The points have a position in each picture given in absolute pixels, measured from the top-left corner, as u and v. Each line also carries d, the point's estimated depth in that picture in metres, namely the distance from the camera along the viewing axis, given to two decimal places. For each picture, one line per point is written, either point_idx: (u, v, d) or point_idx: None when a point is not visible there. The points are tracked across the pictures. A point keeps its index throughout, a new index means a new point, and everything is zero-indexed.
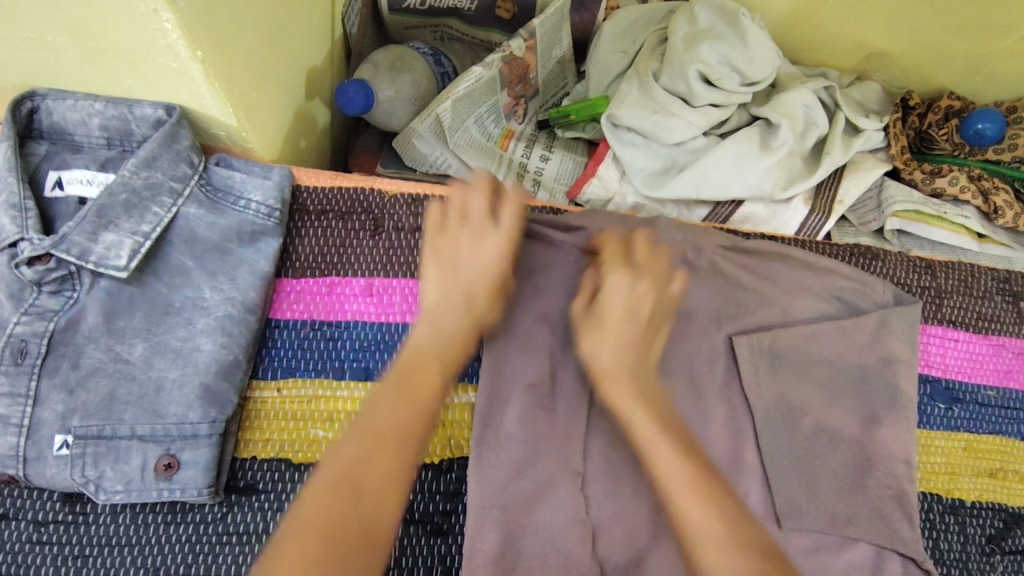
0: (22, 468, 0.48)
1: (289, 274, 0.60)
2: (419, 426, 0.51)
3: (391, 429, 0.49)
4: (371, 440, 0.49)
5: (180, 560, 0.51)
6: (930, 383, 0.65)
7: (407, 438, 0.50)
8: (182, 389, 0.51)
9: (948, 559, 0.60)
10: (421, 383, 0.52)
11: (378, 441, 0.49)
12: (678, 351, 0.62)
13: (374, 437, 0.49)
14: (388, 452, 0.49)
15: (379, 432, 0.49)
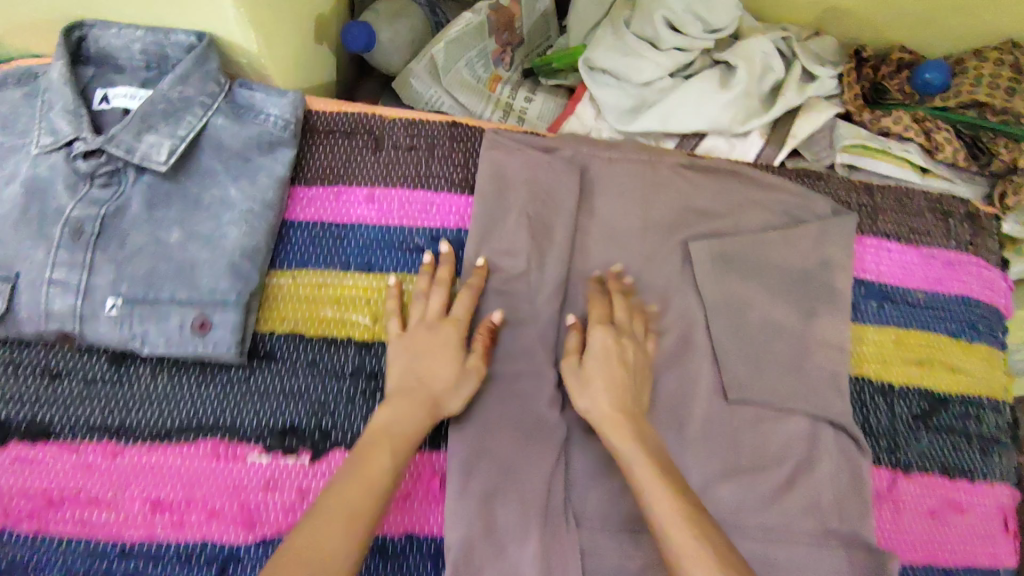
0: (78, 325, 0.57)
1: (302, 183, 0.69)
2: (378, 492, 0.52)
3: (351, 487, 0.51)
4: (337, 497, 0.50)
5: (211, 412, 0.61)
6: (864, 284, 0.74)
7: (369, 494, 0.51)
8: (213, 266, 0.60)
9: (876, 431, 0.69)
10: (377, 454, 0.54)
11: (344, 504, 0.49)
12: (642, 253, 0.70)
13: (341, 495, 0.50)
14: (357, 508, 0.50)
15: (341, 492, 0.50)
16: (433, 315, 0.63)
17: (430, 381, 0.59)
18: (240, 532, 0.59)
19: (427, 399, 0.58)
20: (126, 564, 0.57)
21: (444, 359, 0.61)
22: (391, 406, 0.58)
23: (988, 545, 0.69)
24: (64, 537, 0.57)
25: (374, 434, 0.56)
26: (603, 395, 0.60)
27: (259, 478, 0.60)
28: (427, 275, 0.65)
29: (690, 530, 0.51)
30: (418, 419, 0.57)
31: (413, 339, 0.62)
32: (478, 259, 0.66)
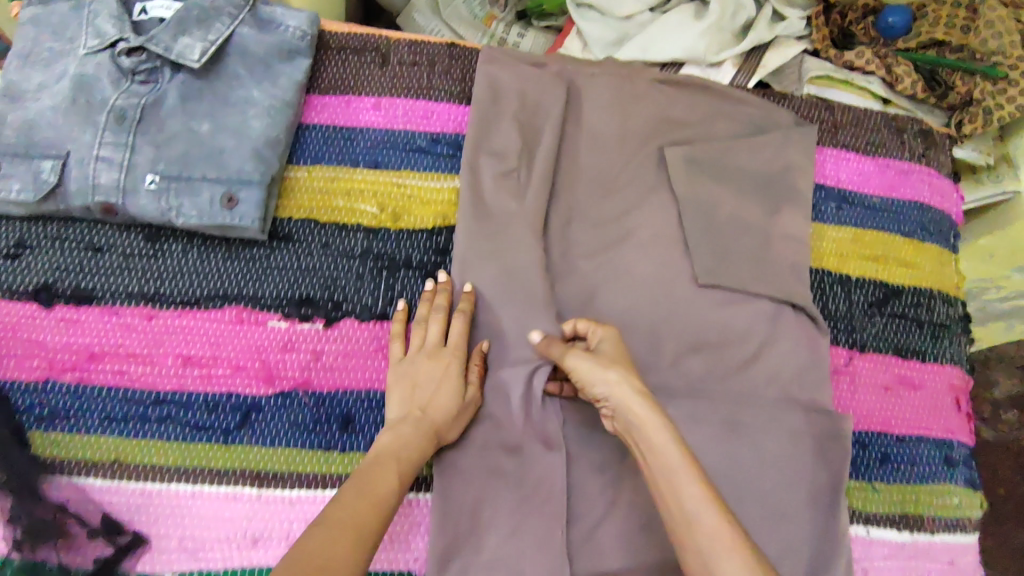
0: (122, 198, 0.65)
1: (316, 92, 0.77)
2: (380, 516, 0.54)
3: (358, 506, 0.53)
4: (341, 512, 0.52)
5: (235, 283, 0.69)
6: (824, 189, 0.81)
7: (374, 515, 0.53)
8: (239, 151, 0.68)
9: (834, 316, 0.77)
10: (382, 476, 0.56)
11: (350, 517, 0.51)
12: (621, 157, 0.78)
13: (347, 511, 0.52)
14: (366, 520, 0.52)
15: (348, 509, 0.52)
16: (432, 344, 0.66)
17: (434, 412, 0.62)
18: (261, 386, 0.66)
19: (429, 426, 0.62)
20: (160, 410, 0.65)
21: (446, 381, 0.64)
22: (397, 432, 0.61)
23: (940, 418, 0.75)
24: (104, 386, 0.65)
25: (380, 458, 0.58)
26: (620, 376, 0.59)
27: (279, 340, 0.68)
28: (427, 303, 0.68)
29: (719, 518, 0.52)
30: (422, 443, 0.61)
31: (409, 372, 0.65)
32: (467, 285, 0.69)
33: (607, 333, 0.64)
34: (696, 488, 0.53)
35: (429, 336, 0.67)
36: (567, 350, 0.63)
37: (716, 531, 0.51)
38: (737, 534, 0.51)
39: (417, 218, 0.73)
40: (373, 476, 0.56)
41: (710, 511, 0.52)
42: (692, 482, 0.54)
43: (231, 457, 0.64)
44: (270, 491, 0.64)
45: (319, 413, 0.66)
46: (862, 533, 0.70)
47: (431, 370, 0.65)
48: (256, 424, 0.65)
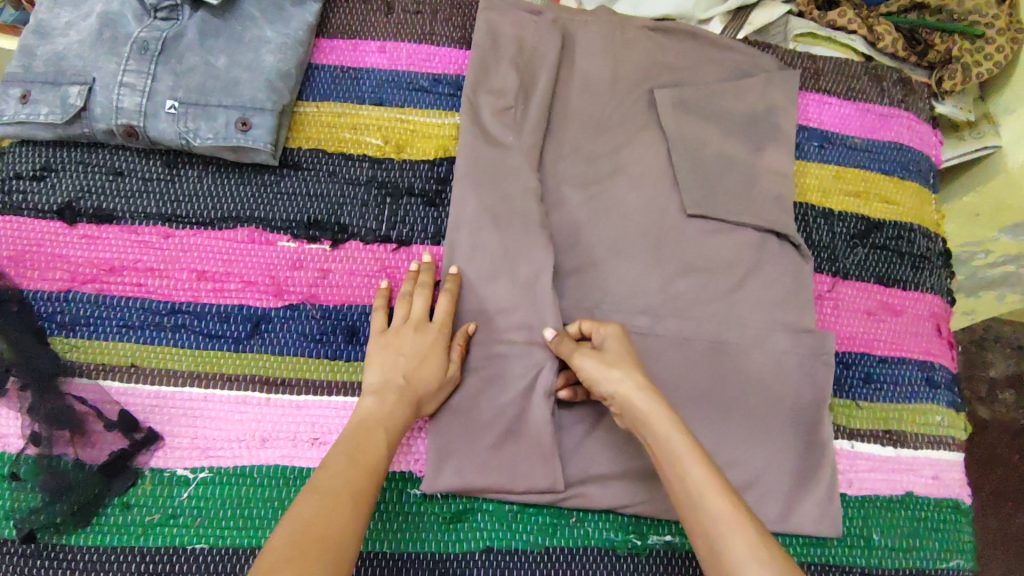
0: (143, 121, 0.70)
1: (326, 36, 0.82)
2: (371, 480, 0.56)
3: (352, 474, 0.55)
4: (333, 480, 0.54)
5: (247, 206, 0.73)
6: (807, 130, 0.86)
7: (364, 480, 0.55)
8: (253, 82, 0.72)
9: (819, 245, 0.80)
10: (370, 443, 0.58)
11: (344, 484, 0.54)
12: (614, 97, 0.82)
13: (337, 479, 0.54)
14: (356, 486, 0.54)
15: (340, 478, 0.54)
16: (417, 317, 0.67)
17: (417, 382, 0.63)
18: (270, 299, 0.70)
19: (412, 395, 0.63)
20: (174, 319, 0.68)
21: (430, 353, 0.65)
22: (383, 400, 0.62)
23: (921, 342, 0.78)
24: (123, 296, 0.68)
25: (365, 424, 0.60)
26: (624, 373, 0.61)
27: (287, 259, 0.71)
28: (411, 281, 0.70)
29: (725, 500, 0.53)
30: (405, 411, 0.62)
31: (392, 343, 0.66)
32: (451, 268, 0.70)
33: (608, 330, 0.65)
34: (704, 476, 0.54)
35: (413, 310, 0.67)
36: (574, 351, 0.64)
37: (723, 514, 0.52)
38: (745, 517, 0.52)
39: (419, 150, 0.78)
40: (362, 444, 0.58)
41: (717, 497, 0.53)
42: (699, 471, 0.54)
43: (241, 363, 0.67)
44: (278, 395, 0.67)
45: (326, 325, 0.70)
46: (848, 447, 0.73)
47: (417, 343, 0.65)
48: (266, 334, 0.69)
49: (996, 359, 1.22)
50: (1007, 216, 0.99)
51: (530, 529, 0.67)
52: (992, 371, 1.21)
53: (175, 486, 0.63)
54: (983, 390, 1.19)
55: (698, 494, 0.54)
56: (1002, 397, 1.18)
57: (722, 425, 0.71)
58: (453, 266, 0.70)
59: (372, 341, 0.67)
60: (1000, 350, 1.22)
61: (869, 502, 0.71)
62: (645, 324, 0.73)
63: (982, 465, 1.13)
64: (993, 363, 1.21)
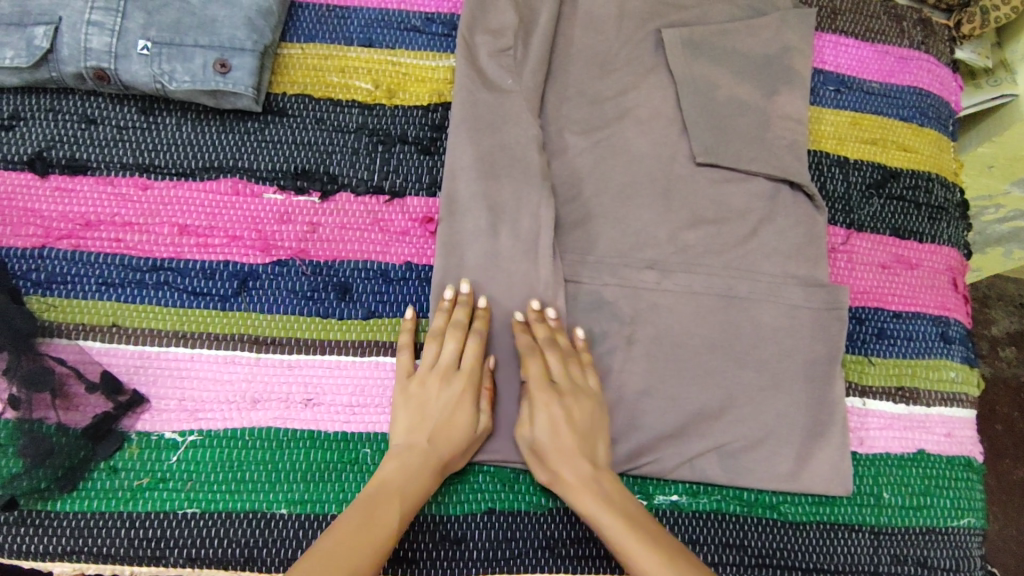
0: (114, 63, 0.65)
1: None
2: (377, 555, 0.52)
3: (353, 546, 0.52)
4: (340, 553, 0.51)
5: (230, 155, 0.68)
6: (823, 74, 0.81)
7: (375, 549, 0.52)
8: (231, 19, 0.67)
9: (833, 195, 0.77)
10: (384, 514, 0.55)
11: (343, 555, 0.51)
12: (619, 39, 0.78)
13: (341, 549, 0.51)
14: (353, 561, 0.51)
15: (343, 547, 0.51)
16: (446, 364, 0.62)
17: (442, 444, 0.60)
18: (258, 255, 0.66)
19: (436, 460, 0.59)
20: (157, 276, 0.64)
21: (458, 410, 0.61)
22: (404, 463, 0.58)
23: (936, 296, 0.75)
24: (101, 253, 0.64)
25: (380, 491, 0.56)
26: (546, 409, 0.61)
27: (275, 212, 0.67)
28: (443, 317, 0.64)
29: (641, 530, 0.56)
30: (427, 477, 0.58)
31: (416, 396, 0.61)
32: (483, 300, 0.65)
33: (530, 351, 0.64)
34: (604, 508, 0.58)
35: (434, 358, 0.63)
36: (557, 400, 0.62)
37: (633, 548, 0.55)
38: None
39: (412, 94, 0.73)
40: (372, 512, 0.54)
41: (634, 539, 0.56)
42: (636, 545, 0.55)
43: (228, 322, 0.64)
44: (268, 355, 0.63)
45: (317, 281, 0.66)
46: (861, 404, 0.71)
47: (444, 404, 0.60)
48: (254, 291, 0.65)
49: (998, 315, 1.20)
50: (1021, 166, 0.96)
51: (533, 490, 0.64)
52: (994, 328, 1.19)
53: (163, 450, 0.61)
54: (984, 347, 1.17)
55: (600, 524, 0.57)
56: (1003, 354, 1.17)
57: (731, 382, 0.68)
58: (462, 284, 0.65)
59: (397, 391, 0.62)
60: (1003, 307, 1.20)
61: (881, 460, 0.70)
62: (653, 279, 0.70)
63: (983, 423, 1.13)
64: (995, 320, 1.19)
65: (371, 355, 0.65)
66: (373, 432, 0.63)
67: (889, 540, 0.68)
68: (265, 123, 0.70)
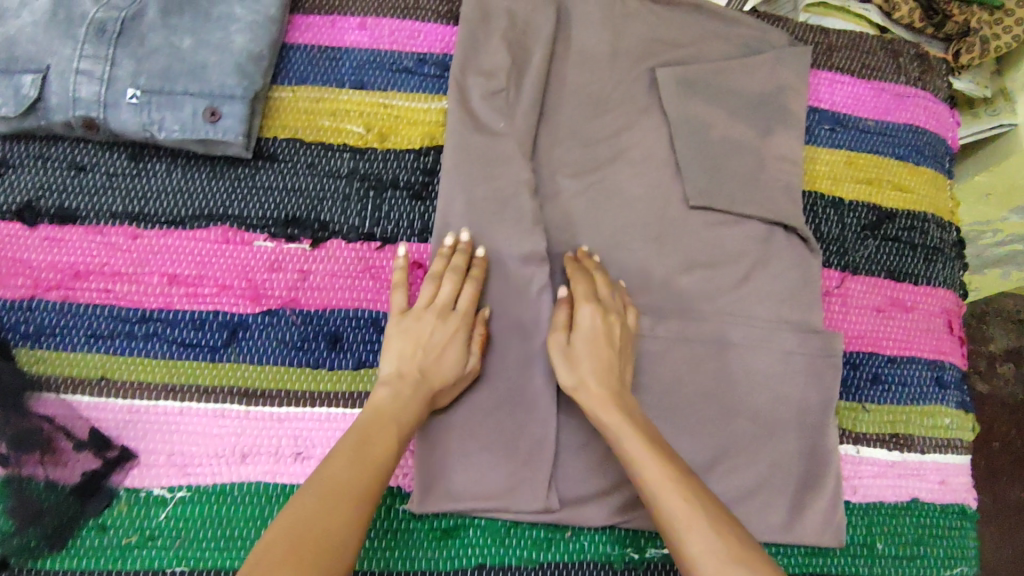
0: (103, 112, 0.64)
1: (302, 13, 0.75)
2: (379, 478, 0.52)
3: (356, 470, 0.51)
4: (343, 475, 0.50)
5: (221, 202, 0.68)
6: (818, 112, 0.81)
7: (372, 478, 0.52)
8: (222, 66, 0.67)
9: (828, 238, 0.76)
10: (378, 443, 0.54)
11: (345, 476, 0.50)
12: (613, 79, 0.77)
13: (341, 472, 0.50)
14: (359, 484, 0.50)
15: (346, 472, 0.51)
16: (442, 302, 0.63)
17: (433, 378, 0.60)
18: (248, 304, 0.66)
19: (427, 391, 0.59)
20: (146, 328, 0.64)
21: (450, 348, 0.61)
22: (395, 391, 0.58)
23: (931, 340, 0.75)
24: (91, 304, 0.64)
25: (376, 418, 0.56)
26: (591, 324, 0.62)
27: (265, 260, 0.67)
28: (442, 261, 0.65)
29: (703, 511, 0.50)
30: (418, 406, 0.58)
31: (409, 328, 0.62)
32: (479, 251, 0.67)
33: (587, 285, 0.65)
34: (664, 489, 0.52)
35: (432, 297, 0.63)
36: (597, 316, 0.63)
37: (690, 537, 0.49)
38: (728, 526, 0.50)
39: (404, 137, 0.73)
40: (369, 439, 0.54)
41: (697, 520, 0.50)
42: (656, 471, 0.54)
43: (218, 374, 0.64)
44: (257, 408, 0.63)
45: (307, 331, 0.66)
46: (853, 453, 0.70)
47: (439, 342, 0.61)
48: (243, 342, 0.65)
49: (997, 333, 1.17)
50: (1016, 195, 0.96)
51: (524, 544, 0.64)
52: (993, 345, 1.17)
53: (152, 506, 0.60)
54: (981, 365, 1.17)
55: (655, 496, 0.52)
56: (1001, 372, 1.16)
57: (723, 432, 0.68)
58: (463, 234, 0.67)
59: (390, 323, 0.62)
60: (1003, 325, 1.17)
61: (874, 509, 0.69)
62: (646, 325, 0.69)
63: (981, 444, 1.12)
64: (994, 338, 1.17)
65: (362, 406, 0.64)
66: None
67: None
68: (255, 170, 0.69)
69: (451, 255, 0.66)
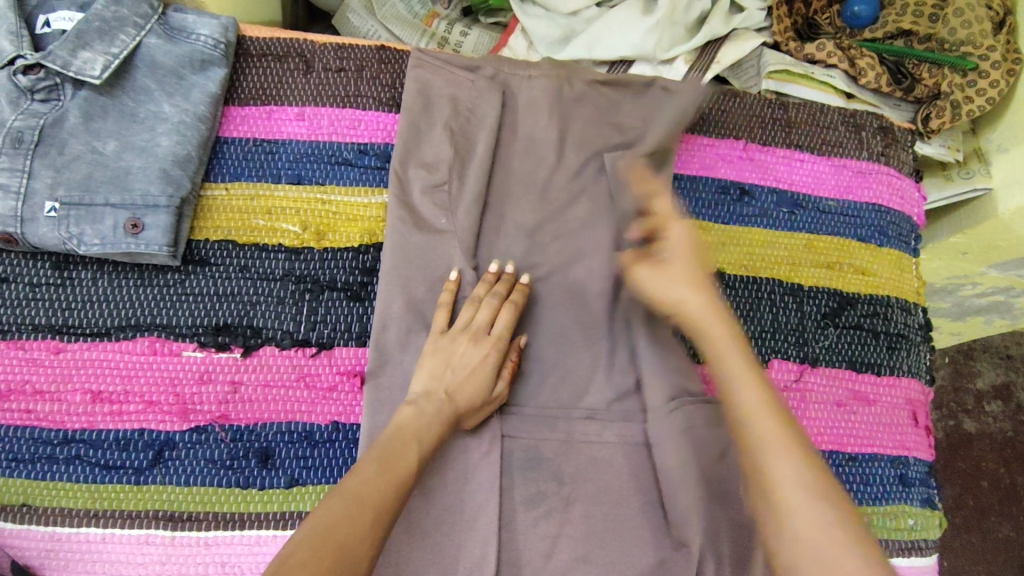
0: (21, 228, 0.62)
1: (237, 103, 0.73)
2: (399, 489, 0.53)
3: (376, 480, 0.52)
4: (365, 486, 0.51)
5: (149, 311, 0.65)
6: (777, 193, 0.78)
7: (392, 494, 0.52)
8: (146, 172, 0.64)
9: (787, 328, 0.73)
10: (401, 456, 0.55)
11: (369, 487, 0.51)
12: (560, 167, 0.74)
13: (363, 481, 0.51)
14: (381, 494, 0.51)
15: (367, 481, 0.52)
16: (478, 326, 0.65)
17: (459, 400, 0.61)
18: (175, 421, 0.63)
19: (453, 413, 0.61)
20: (68, 451, 0.62)
21: (479, 371, 0.63)
22: (420, 411, 0.60)
23: (895, 435, 0.72)
24: (11, 427, 0.62)
25: (400, 434, 0.57)
26: (688, 288, 0.58)
27: (194, 371, 0.64)
28: (484, 286, 0.67)
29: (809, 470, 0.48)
30: (442, 427, 0.59)
31: (445, 347, 0.64)
32: (524, 277, 0.68)
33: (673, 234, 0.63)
34: (765, 418, 0.50)
35: (476, 320, 0.65)
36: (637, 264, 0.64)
37: (800, 517, 0.47)
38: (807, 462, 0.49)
39: (343, 235, 0.70)
40: (393, 453, 0.55)
41: (808, 499, 0.47)
42: (767, 422, 0.50)
43: (142, 498, 0.61)
44: (184, 533, 0.61)
45: (237, 448, 0.63)
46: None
47: (467, 363, 0.63)
48: (170, 462, 0.62)
49: (983, 368, 1.21)
50: (995, 254, 0.95)
51: None
52: (979, 382, 1.20)
53: None
54: (970, 403, 1.19)
55: (751, 431, 0.50)
56: (988, 409, 1.18)
57: (680, 543, 0.64)
58: (510, 263, 0.68)
59: (429, 340, 0.65)
60: (988, 360, 1.21)
61: None
62: (594, 431, 0.67)
63: (968, 479, 1.15)
64: (980, 373, 1.20)
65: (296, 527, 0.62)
66: None
67: None
68: (184, 276, 0.67)
69: (495, 280, 0.68)
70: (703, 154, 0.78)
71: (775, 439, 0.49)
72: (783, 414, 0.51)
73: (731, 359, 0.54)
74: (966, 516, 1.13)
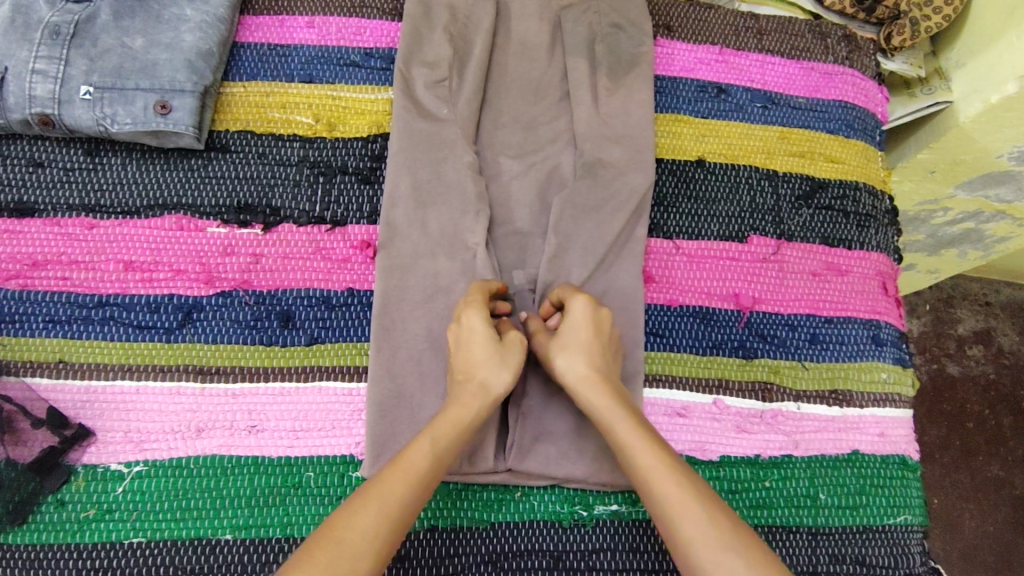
0: (58, 109, 0.68)
1: (252, 14, 0.79)
2: (412, 483, 0.52)
3: (387, 476, 0.52)
4: (376, 486, 0.51)
5: (174, 192, 0.71)
6: (751, 91, 0.84)
7: (402, 485, 0.52)
8: (171, 62, 0.70)
9: (764, 208, 0.80)
10: (414, 449, 0.54)
11: (380, 487, 0.51)
12: (552, 66, 0.80)
13: (375, 481, 0.52)
14: (390, 489, 0.51)
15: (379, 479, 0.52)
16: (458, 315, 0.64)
17: (472, 373, 0.60)
18: (201, 287, 0.68)
19: (473, 386, 0.59)
20: (102, 312, 0.67)
21: (474, 334, 0.61)
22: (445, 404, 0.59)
23: (868, 302, 0.78)
24: (48, 291, 0.67)
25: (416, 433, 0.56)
26: (571, 351, 0.61)
27: (218, 245, 0.70)
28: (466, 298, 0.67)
29: (698, 498, 0.51)
30: (461, 409, 0.58)
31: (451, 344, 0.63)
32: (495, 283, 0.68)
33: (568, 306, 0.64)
34: (648, 454, 0.54)
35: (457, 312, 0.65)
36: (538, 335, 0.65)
37: (688, 531, 0.50)
38: (701, 507, 0.50)
39: (352, 126, 0.76)
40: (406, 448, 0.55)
41: (690, 519, 0.50)
42: (638, 450, 0.55)
43: (173, 354, 0.66)
44: (212, 385, 0.65)
45: (260, 310, 0.68)
46: (724, 402, 0.72)
47: (461, 339, 0.62)
48: (198, 323, 0.67)
49: (963, 315, 1.22)
50: (962, 171, 0.92)
51: (474, 506, 0.66)
52: (960, 328, 1.21)
53: (109, 481, 0.62)
54: (951, 347, 1.19)
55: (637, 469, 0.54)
56: (970, 352, 1.18)
57: None
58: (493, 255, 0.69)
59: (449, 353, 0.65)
60: (968, 306, 1.22)
61: (816, 462, 0.71)
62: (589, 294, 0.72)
63: (954, 419, 1.14)
64: (961, 319, 1.21)
65: (314, 380, 0.66)
66: (316, 456, 0.64)
67: (827, 540, 0.68)
68: (207, 161, 0.72)
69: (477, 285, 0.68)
70: (683, 58, 0.85)
71: (654, 466, 0.53)
72: (659, 446, 0.55)
73: (608, 409, 0.58)
74: (951, 454, 1.11)
